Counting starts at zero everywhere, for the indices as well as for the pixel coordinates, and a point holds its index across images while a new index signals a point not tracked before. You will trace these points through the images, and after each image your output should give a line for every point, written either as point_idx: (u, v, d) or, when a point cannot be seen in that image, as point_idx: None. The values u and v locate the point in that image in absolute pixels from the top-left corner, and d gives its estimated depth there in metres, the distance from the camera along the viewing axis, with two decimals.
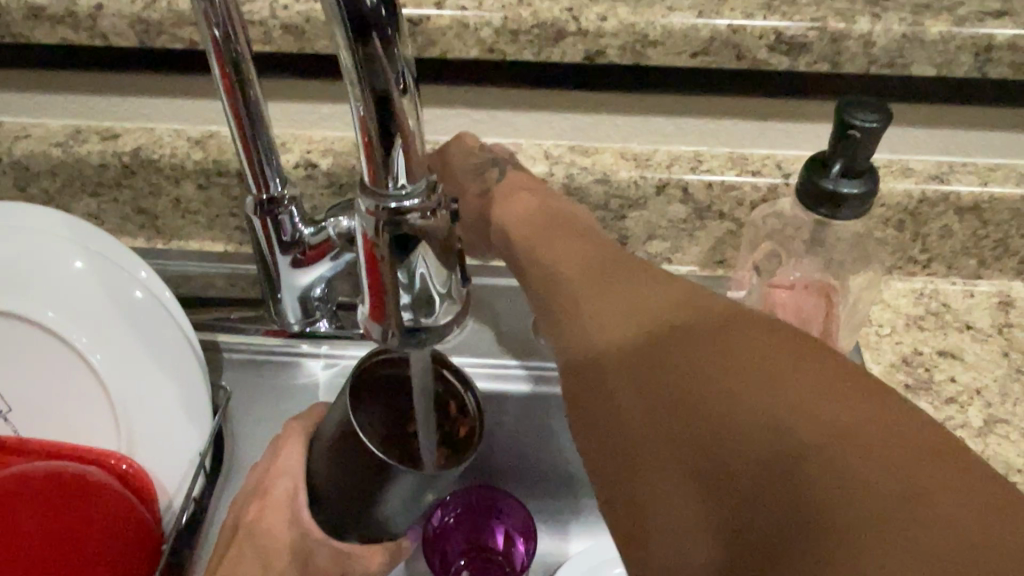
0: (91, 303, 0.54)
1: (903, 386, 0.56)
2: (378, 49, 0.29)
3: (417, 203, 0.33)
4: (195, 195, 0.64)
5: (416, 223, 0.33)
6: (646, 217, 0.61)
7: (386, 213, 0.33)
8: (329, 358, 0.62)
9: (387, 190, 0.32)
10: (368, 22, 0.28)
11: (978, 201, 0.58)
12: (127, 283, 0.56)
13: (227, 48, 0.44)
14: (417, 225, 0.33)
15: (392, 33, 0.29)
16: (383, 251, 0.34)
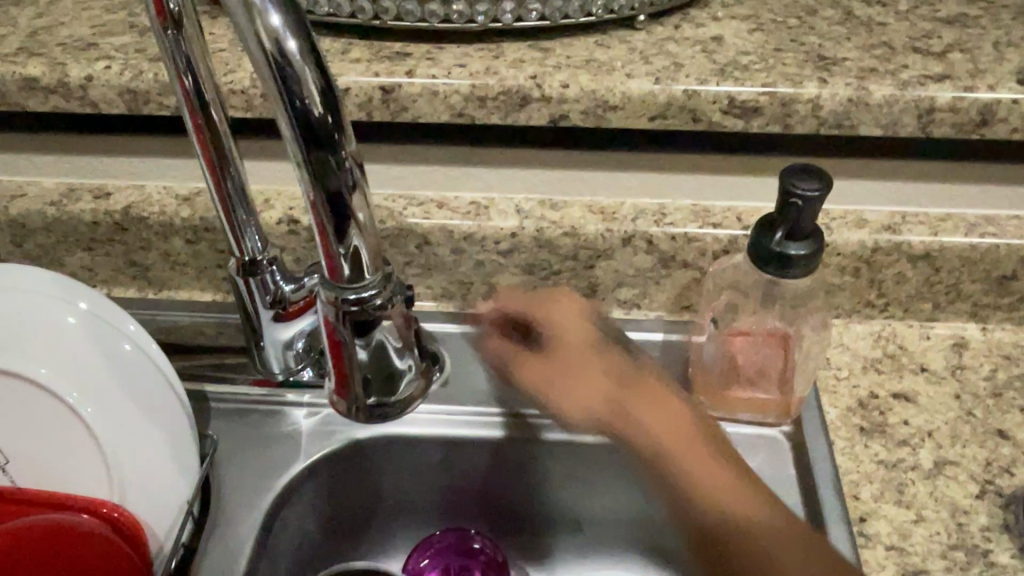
0: (85, 357, 0.57)
1: (858, 429, 0.59)
2: (328, 154, 0.35)
3: (375, 291, 0.40)
4: (183, 249, 0.67)
5: (376, 309, 0.41)
6: (614, 266, 0.64)
7: (348, 304, 0.40)
8: (314, 405, 0.63)
9: (346, 282, 0.39)
10: (319, 131, 0.34)
11: (928, 250, 0.61)
12: (116, 337, 0.59)
13: (206, 127, 0.48)
14: (378, 311, 0.41)
15: (339, 139, 0.35)
16: (349, 339, 0.41)
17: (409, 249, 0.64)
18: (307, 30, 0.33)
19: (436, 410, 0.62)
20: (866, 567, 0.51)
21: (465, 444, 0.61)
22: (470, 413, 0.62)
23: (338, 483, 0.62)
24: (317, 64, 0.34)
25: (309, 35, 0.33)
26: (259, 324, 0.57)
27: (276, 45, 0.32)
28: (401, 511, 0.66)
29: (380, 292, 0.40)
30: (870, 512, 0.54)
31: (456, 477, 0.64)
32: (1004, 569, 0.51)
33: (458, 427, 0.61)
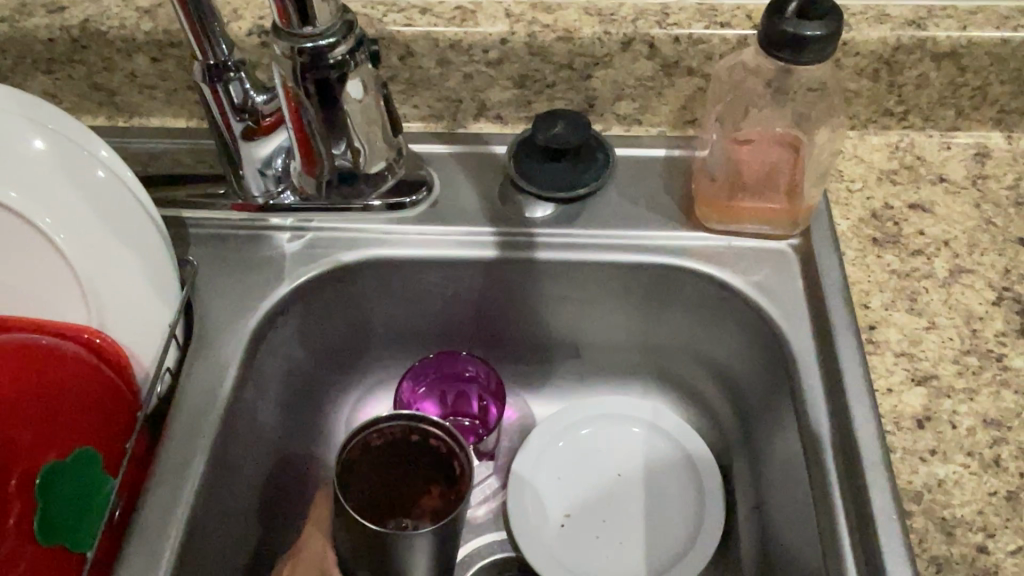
0: (48, 177, 0.51)
1: (870, 240, 0.56)
2: None
3: (334, 42, 0.42)
4: (150, 68, 0.62)
5: (338, 57, 0.42)
6: (613, 75, 0.59)
7: (308, 60, 0.42)
8: (297, 228, 0.59)
9: (302, 34, 0.41)
10: None
11: (955, 46, 0.56)
12: (85, 158, 0.53)
13: None
14: (338, 58, 0.42)
15: None
16: (303, 91, 0.44)
17: (392, 60, 0.59)
18: None
19: (426, 230, 0.59)
20: (874, 372, 0.49)
21: (459, 265, 0.59)
22: (463, 233, 0.59)
23: (326, 309, 0.60)
24: None
25: None
26: (233, 140, 0.53)
27: None
28: (396, 337, 0.64)
29: (341, 44, 0.42)
30: (880, 320, 0.52)
31: (448, 300, 0.62)
32: (1017, 373, 0.49)
33: (451, 249, 0.58)
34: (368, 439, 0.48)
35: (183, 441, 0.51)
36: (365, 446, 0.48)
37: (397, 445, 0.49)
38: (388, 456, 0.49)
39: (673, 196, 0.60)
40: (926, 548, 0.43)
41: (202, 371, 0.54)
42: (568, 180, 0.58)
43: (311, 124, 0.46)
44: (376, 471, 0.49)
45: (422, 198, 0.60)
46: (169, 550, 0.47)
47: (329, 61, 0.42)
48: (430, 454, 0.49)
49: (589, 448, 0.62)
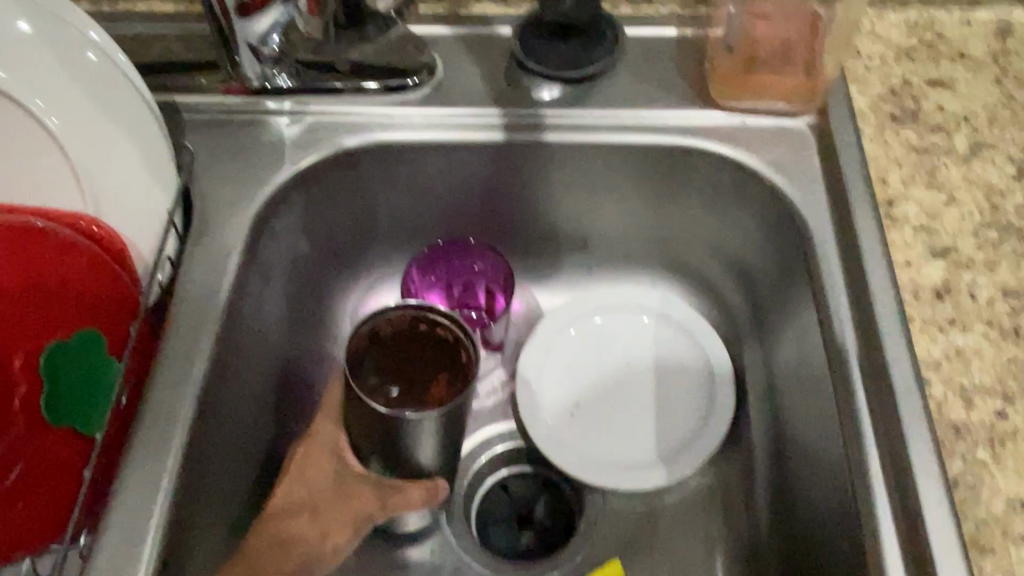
0: (33, 57, 0.47)
1: (888, 116, 0.54)
2: None
3: None
4: None
5: None
6: None
7: None
8: (295, 112, 0.57)
9: None
10: None
11: None
12: (73, 38, 0.49)
13: None
14: None
15: None
16: None
17: None
18: None
19: (429, 114, 0.57)
20: (893, 247, 0.49)
21: (463, 150, 0.57)
22: (467, 116, 0.57)
23: (328, 198, 0.58)
24: None
25: None
26: (224, 16, 0.50)
27: None
28: (400, 229, 0.63)
29: None
30: (898, 196, 0.51)
31: (453, 189, 0.60)
32: None
33: (456, 132, 0.56)
34: (374, 329, 0.44)
35: (188, 328, 0.50)
36: (373, 336, 0.44)
37: (408, 337, 0.44)
38: (398, 351, 0.44)
39: (685, 76, 0.58)
40: (945, 415, 0.43)
41: (204, 259, 0.52)
42: (577, 58, 0.56)
43: None
44: (388, 358, 0.44)
45: (423, 81, 0.57)
46: (180, 434, 0.46)
47: None
48: (441, 348, 0.45)
49: (601, 337, 0.62)
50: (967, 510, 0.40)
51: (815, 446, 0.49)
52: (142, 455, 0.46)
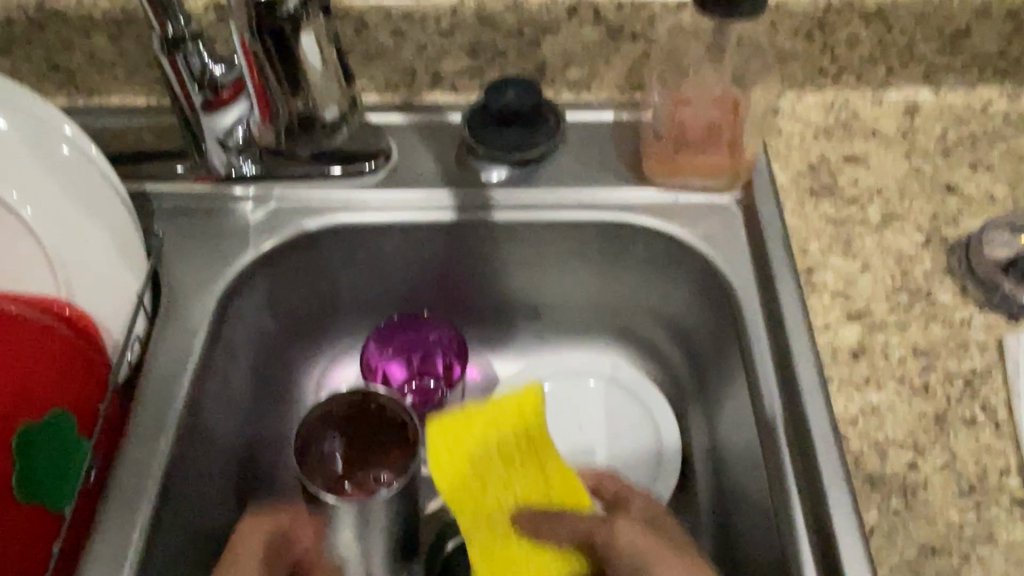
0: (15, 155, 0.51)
1: (807, 191, 0.59)
2: None
3: None
4: (108, 47, 0.63)
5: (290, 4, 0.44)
6: (561, 43, 0.62)
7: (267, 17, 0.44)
8: (259, 197, 0.61)
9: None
10: None
11: (881, 6, 0.59)
12: (51, 137, 0.53)
13: None
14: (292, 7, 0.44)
15: None
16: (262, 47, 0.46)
17: (347, 33, 0.62)
18: None
19: (387, 196, 0.61)
20: (812, 311, 0.53)
21: (419, 230, 0.61)
22: (422, 198, 0.61)
23: (292, 277, 0.62)
24: None
25: None
26: (191, 111, 0.54)
27: None
28: (361, 303, 0.66)
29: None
30: (817, 264, 0.55)
31: (411, 265, 0.64)
32: (944, 307, 0.53)
33: (412, 213, 0.60)
34: (328, 409, 0.50)
35: (154, 406, 0.52)
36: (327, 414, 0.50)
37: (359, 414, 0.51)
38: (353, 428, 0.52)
39: (622, 157, 0.62)
40: (862, 467, 0.46)
41: (172, 338, 0.55)
42: (522, 142, 0.60)
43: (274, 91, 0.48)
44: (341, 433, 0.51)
45: (380, 165, 0.61)
46: (146, 507, 0.49)
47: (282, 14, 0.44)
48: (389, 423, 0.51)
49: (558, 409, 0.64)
50: (882, 555, 0.43)
51: (749, 500, 0.52)
52: (108, 528, 0.48)
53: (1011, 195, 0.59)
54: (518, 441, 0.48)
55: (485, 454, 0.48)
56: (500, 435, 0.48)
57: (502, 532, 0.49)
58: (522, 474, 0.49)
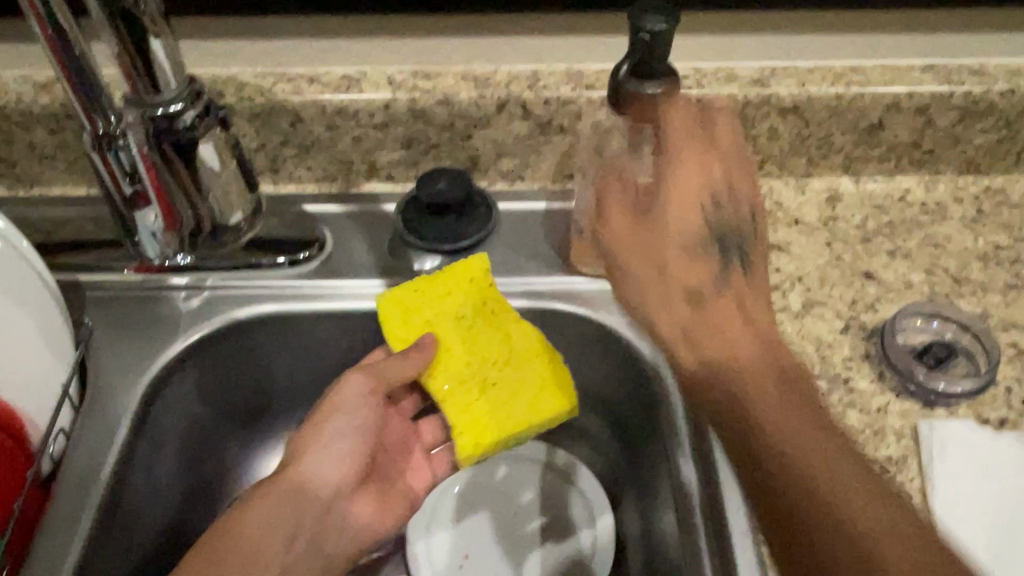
0: None
1: None
2: None
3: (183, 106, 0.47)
4: (48, 139, 0.64)
5: (190, 119, 0.47)
6: (493, 135, 0.64)
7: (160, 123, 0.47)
8: (194, 286, 0.62)
9: (154, 101, 0.46)
10: None
11: (797, 101, 0.62)
12: None
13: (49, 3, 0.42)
14: (191, 121, 0.47)
15: None
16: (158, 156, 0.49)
17: (283, 126, 0.63)
18: None
19: (321, 286, 0.61)
20: None
21: (352, 319, 0.61)
22: (356, 287, 0.61)
23: (224, 365, 0.62)
24: None
25: None
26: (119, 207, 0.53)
27: None
28: (296, 389, 0.66)
29: (188, 107, 0.47)
30: None
31: (346, 352, 0.64)
32: (862, 393, 0.54)
33: (345, 302, 0.61)
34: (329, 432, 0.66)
35: (73, 504, 0.52)
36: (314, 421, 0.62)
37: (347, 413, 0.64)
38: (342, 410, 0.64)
39: (552, 246, 0.64)
40: None
41: (97, 432, 0.55)
42: (456, 231, 0.62)
43: (174, 190, 0.51)
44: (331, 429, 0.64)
45: (314, 254, 0.62)
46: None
47: (181, 127, 0.47)
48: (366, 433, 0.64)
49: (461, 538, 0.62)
50: None
51: None
52: None
53: (926, 281, 0.60)
54: (470, 307, 0.58)
55: (444, 325, 0.58)
56: (456, 301, 0.58)
57: (478, 392, 0.56)
58: (484, 324, 0.58)
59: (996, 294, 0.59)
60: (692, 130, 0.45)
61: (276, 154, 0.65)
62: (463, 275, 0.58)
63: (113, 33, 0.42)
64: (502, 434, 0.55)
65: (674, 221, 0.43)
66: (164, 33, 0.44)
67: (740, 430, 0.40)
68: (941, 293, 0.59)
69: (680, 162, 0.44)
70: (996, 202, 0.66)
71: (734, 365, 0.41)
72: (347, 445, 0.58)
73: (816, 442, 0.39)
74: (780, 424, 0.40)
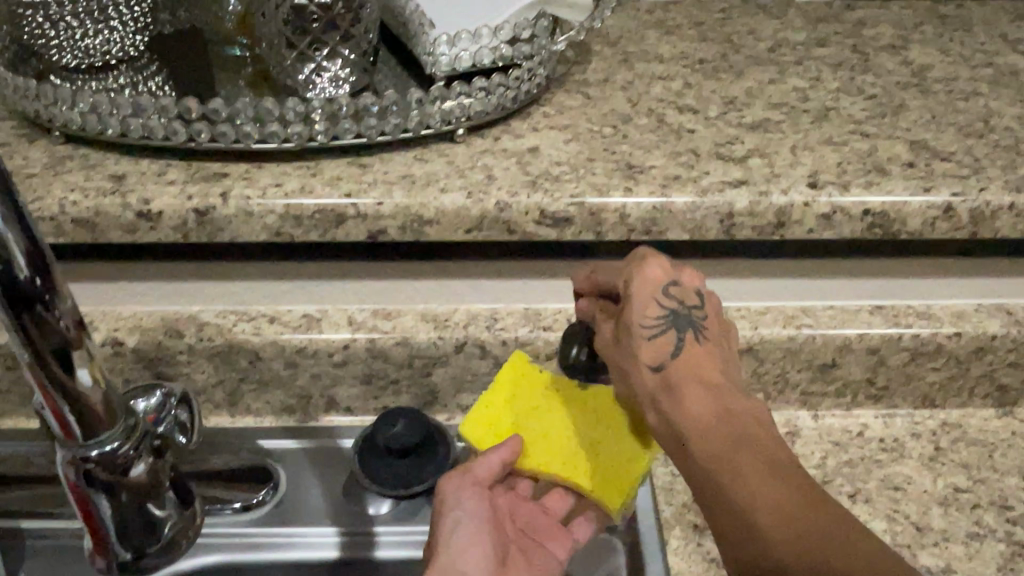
0: None
1: (690, 525, 0.60)
2: (37, 310, 0.36)
3: (115, 442, 0.41)
4: (4, 375, 0.64)
5: (124, 452, 0.42)
6: (452, 372, 0.64)
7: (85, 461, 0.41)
8: None
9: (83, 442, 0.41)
10: (25, 291, 0.35)
11: (750, 343, 0.63)
12: None
13: None
14: (125, 454, 0.42)
15: (50, 297, 0.36)
16: (87, 491, 0.42)
17: (241, 363, 0.63)
18: (39, 249, 0.35)
19: (270, 534, 0.60)
20: None
21: (301, 568, 0.60)
22: (306, 534, 0.60)
23: None
24: (45, 269, 0.36)
25: (37, 248, 0.35)
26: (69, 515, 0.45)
27: (28, 278, 0.35)
28: None
29: (122, 441, 0.42)
30: None
31: None
32: None
33: (296, 550, 0.59)
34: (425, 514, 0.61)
35: None
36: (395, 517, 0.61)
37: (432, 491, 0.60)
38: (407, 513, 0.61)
39: None
40: None
41: None
42: (413, 478, 0.61)
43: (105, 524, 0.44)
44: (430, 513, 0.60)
45: (266, 499, 0.61)
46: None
47: (117, 463, 0.42)
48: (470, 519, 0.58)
49: None
50: None
51: None
52: None
53: (888, 530, 0.59)
54: (538, 396, 0.58)
55: (520, 417, 0.58)
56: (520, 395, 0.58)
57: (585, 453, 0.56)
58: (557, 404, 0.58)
59: (958, 544, 0.59)
60: (671, 332, 0.48)
61: (234, 390, 0.65)
62: (521, 372, 0.59)
63: (31, 358, 0.37)
64: (632, 475, 0.54)
65: (692, 408, 0.44)
66: (88, 355, 0.39)
67: (741, 542, 0.40)
68: (903, 543, 0.59)
69: (684, 383, 0.46)
70: (951, 438, 0.66)
71: (731, 476, 0.41)
72: (472, 532, 0.53)
73: (804, 512, 0.39)
74: (784, 518, 0.39)
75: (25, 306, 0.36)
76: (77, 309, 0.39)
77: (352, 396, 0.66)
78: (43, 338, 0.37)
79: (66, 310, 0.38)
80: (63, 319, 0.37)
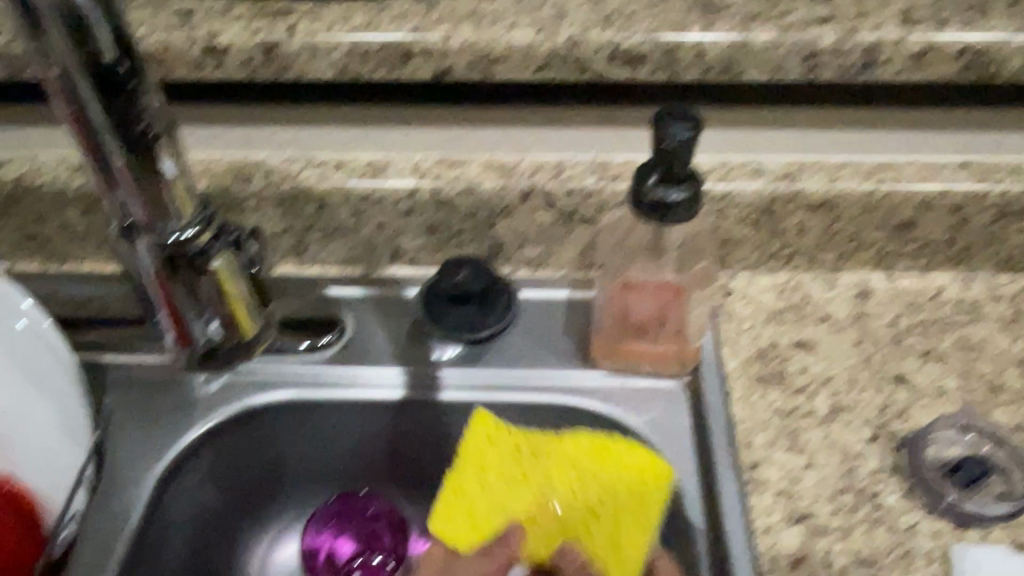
0: None
1: (756, 378, 0.59)
2: (121, 97, 0.37)
3: (192, 231, 0.42)
4: (79, 219, 0.65)
5: (198, 244, 0.42)
6: (516, 224, 0.64)
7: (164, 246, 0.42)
8: None
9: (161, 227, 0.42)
10: (112, 76, 0.36)
11: (827, 197, 0.61)
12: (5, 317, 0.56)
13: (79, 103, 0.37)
14: (200, 246, 0.42)
15: (132, 84, 0.37)
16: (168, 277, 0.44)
17: (307, 210, 0.63)
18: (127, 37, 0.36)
19: (337, 373, 0.61)
20: (753, 512, 0.51)
21: (367, 406, 0.61)
22: (373, 374, 0.61)
23: (239, 450, 0.61)
24: (130, 58, 0.37)
25: (125, 36, 0.36)
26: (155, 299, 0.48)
27: (115, 62, 0.36)
28: (312, 479, 0.65)
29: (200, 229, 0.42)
30: (761, 460, 0.54)
31: (362, 440, 0.63)
32: (891, 510, 0.51)
33: (362, 388, 0.61)
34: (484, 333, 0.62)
35: None
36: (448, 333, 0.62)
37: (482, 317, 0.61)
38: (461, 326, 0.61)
39: (572, 337, 0.63)
40: None
41: (108, 514, 0.55)
42: (472, 322, 0.61)
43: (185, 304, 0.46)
44: None
45: (333, 340, 0.62)
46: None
47: (194, 251, 0.42)
48: None
49: None
50: None
51: None
52: None
53: (961, 388, 0.58)
54: (512, 460, 0.56)
55: (492, 480, 0.56)
56: (502, 447, 0.56)
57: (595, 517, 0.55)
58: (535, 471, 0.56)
59: None
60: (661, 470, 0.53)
61: (300, 238, 0.65)
62: (484, 440, 0.56)
63: (113, 141, 0.38)
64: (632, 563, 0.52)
65: None
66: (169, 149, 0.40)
67: None
68: (976, 401, 0.57)
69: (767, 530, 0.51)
70: None
71: None
72: None
73: None
74: None
75: (110, 89, 0.36)
76: (165, 112, 0.40)
77: (415, 246, 0.66)
78: (124, 129, 0.38)
79: (148, 105, 0.38)
80: (144, 111, 0.38)
